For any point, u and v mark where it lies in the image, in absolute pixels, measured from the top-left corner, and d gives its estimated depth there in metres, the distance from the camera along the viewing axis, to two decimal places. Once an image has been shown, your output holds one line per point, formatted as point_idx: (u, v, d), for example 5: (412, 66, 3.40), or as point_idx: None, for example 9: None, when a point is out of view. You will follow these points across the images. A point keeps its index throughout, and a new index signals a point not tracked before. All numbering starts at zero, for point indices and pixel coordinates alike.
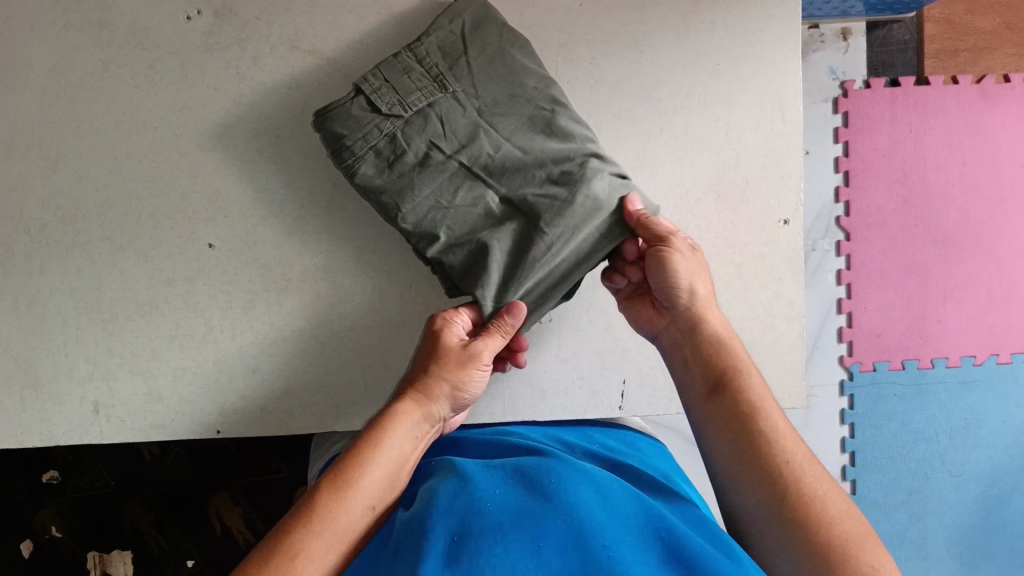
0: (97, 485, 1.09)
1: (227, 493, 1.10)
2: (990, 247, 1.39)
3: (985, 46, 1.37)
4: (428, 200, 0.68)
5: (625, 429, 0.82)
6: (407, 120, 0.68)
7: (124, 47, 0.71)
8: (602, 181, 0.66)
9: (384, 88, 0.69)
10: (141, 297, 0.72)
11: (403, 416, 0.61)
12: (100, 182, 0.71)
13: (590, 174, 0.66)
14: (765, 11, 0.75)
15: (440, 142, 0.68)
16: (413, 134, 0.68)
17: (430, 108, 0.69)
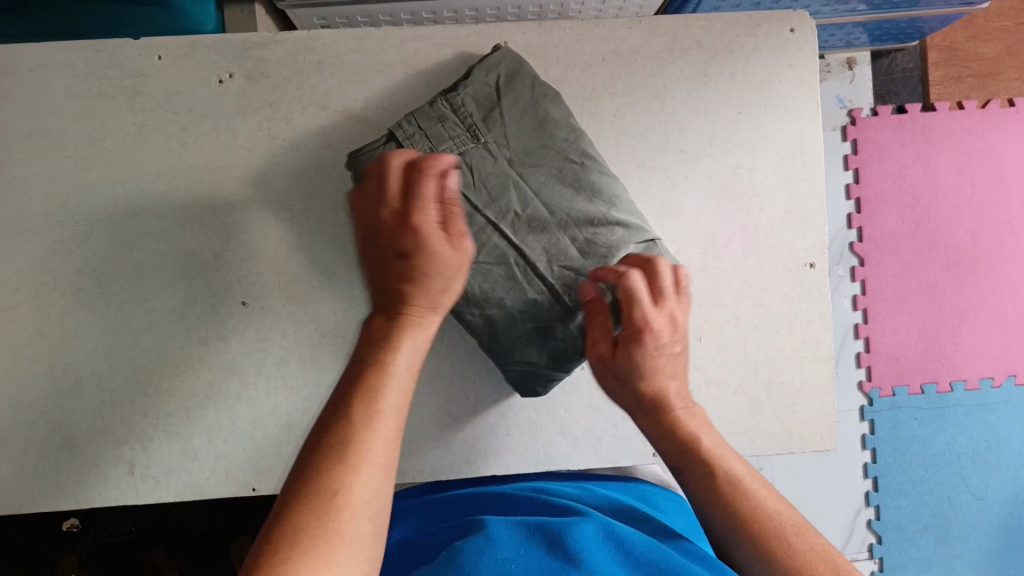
0: (117, 533, 1.08)
1: (248, 535, 1.08)
2: (1003, 269, 1.41)
3: (988, 71, 1.40)
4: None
5: (642, 484, 0.81)
6: None
7: (158, 111, 0.72)
8: (626, 257, 0.71)
9: (418, 133, 0.70)
10: (177, 358, 0.73)
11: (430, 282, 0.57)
12: (135, 245, 0.72)
13: (613, 246, 0.70)
14: (783, 59, 0.77)
15: (469, 191, 0.70)
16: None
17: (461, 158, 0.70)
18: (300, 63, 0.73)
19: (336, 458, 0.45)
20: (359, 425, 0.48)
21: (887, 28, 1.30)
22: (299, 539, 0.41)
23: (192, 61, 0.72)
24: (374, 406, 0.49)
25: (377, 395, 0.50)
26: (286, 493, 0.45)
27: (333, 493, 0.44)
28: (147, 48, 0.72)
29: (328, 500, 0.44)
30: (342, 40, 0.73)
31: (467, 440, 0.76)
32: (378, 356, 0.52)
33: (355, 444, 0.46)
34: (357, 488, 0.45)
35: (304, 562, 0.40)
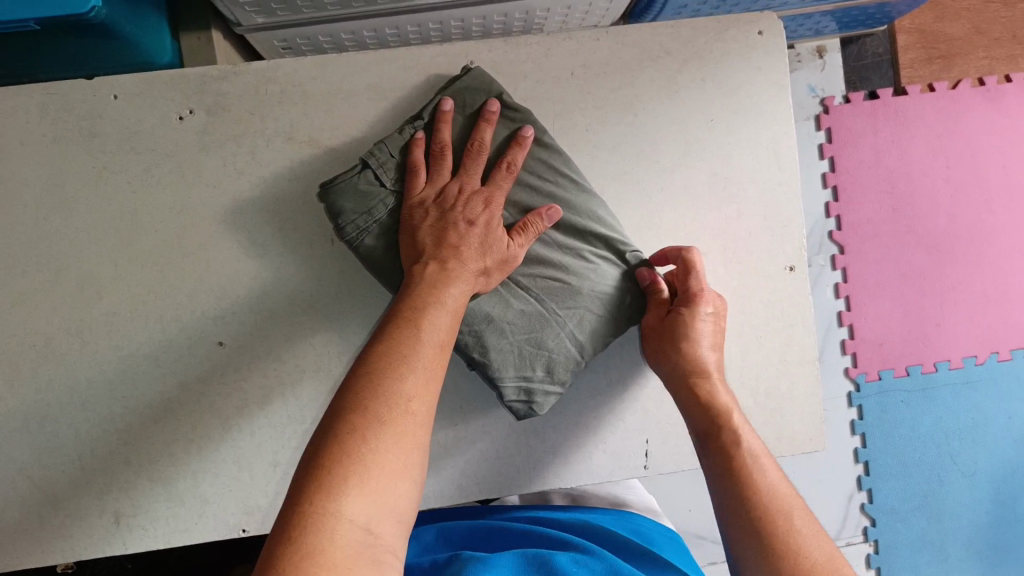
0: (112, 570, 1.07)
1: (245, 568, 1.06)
2: (982, 248, 1.41)
3: (958, 52, 1.40)
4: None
5: (628, 512, 0.82)
6: None
7: (120, 153, 0.71)
8: (606, 267, 0.72)
9: (390, 162, 0.70)
10: (156, 403, 0.71)
11: (479, 239, 0.65)
12: (105, 291, 0.71)
13: (595, 254, 0.72)
14: (752, 63, 0.76)
15: None
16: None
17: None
18: (263, 95, 0.71)
19: (395, 367, 0.54)
20: (412, 333, 0.57)
21: (854, 15, 1.30)
22: (370, 430, 0.50)
23: (151, 99, 0.71)
24: (426, 328, 0.58)
25: (426, 324, 0.58)
26: (345, 396, 0.52)
27: (399, 399, 0.52)
28: (103, 88, 0.70)
29: (390, 403, 0.52)
30: (304, 68, 0.72)
31: (458, 467, 0.75)
32: (427, 290, 0.61)
33: (407, 358, 0.55)
34: (406, 384, 0.53)
35: (371, 445, 0.49)
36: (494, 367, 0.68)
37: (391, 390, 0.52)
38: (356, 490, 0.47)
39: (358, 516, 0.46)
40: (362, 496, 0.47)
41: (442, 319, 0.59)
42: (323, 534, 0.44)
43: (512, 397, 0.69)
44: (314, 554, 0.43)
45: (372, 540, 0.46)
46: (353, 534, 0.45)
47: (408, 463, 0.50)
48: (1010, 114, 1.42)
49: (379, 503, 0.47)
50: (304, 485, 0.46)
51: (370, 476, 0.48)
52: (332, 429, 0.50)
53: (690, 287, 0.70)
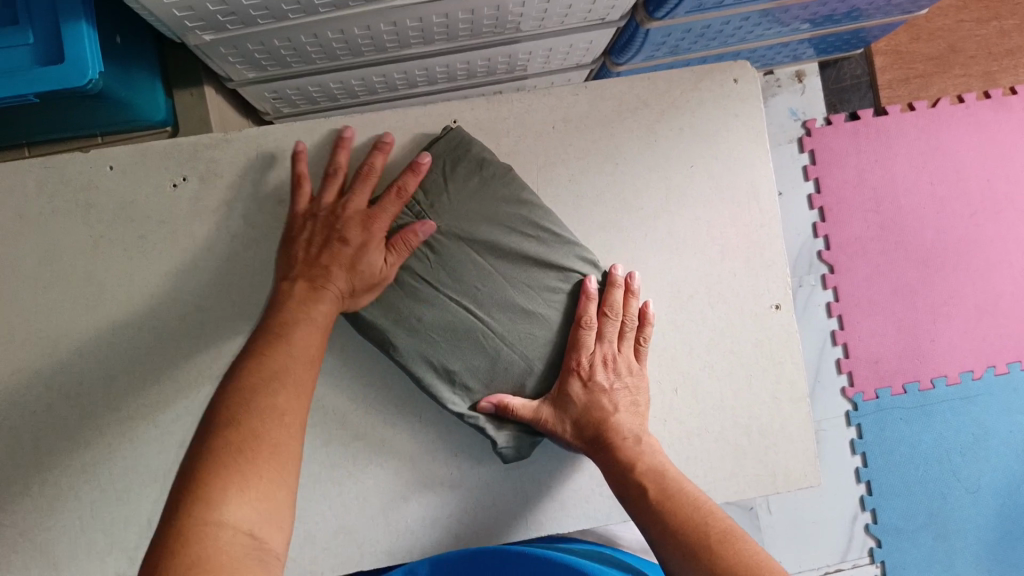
0: None
1: None
2: (971, 264, 1.44)
3: (935, 71, 1.43)
4: (420, 330, 0.71)
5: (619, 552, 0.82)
6: None
7: (114, 220, 0.72)
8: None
9: None
10: (154, 464, 0.72)
11: (350, 262, 0.68)
12: (102, 356, 0.72)
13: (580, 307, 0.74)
14: (729, 109, 0.78)
15: (429, 276, 0.72)
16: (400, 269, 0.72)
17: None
18: (252, 159, 0.73)
19: (266, 383, 0.59)
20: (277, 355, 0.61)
21: (830, 42, 1.34)
22: (250, 447, 0.55)
23: (144, 167, 0.72)
24: (293, 346, 0.63)
25: (293, 342, 0.63)
26: (222, 413, 0.57)
27: (272, 413, 0.57)
28: (97, 158, 0.72)
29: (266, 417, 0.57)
30: (293, 131, 0.74)
31: (454, 515, 0.76)
32: (292, 310, 0.65)
33: (279, 378, 0.60)
34: (275, 399, 0.58)
35: (251, 459, 0.54)
36: (485, 426, 0.71)
37: (267, 404, 0.58)
38: (236, 498, 0.51)
39: (239, 522, 0.51)
40: (241, 504, 0.51)
41: (309, 336, 0.64)
42: (207, 541, 0.48)
43: (504, 448, 0.72)
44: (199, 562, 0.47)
45: (254, 545, 0.50)
46: (234, 539, 0.49)
47: (281, 474, 0.55)
48: (992, 129, 1.45)
49: (259, 511, 0.52)
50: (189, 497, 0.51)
51: (247, 484, 0.52)
52: (211, 444, 0.55)
53: (566, 363, 0.72)
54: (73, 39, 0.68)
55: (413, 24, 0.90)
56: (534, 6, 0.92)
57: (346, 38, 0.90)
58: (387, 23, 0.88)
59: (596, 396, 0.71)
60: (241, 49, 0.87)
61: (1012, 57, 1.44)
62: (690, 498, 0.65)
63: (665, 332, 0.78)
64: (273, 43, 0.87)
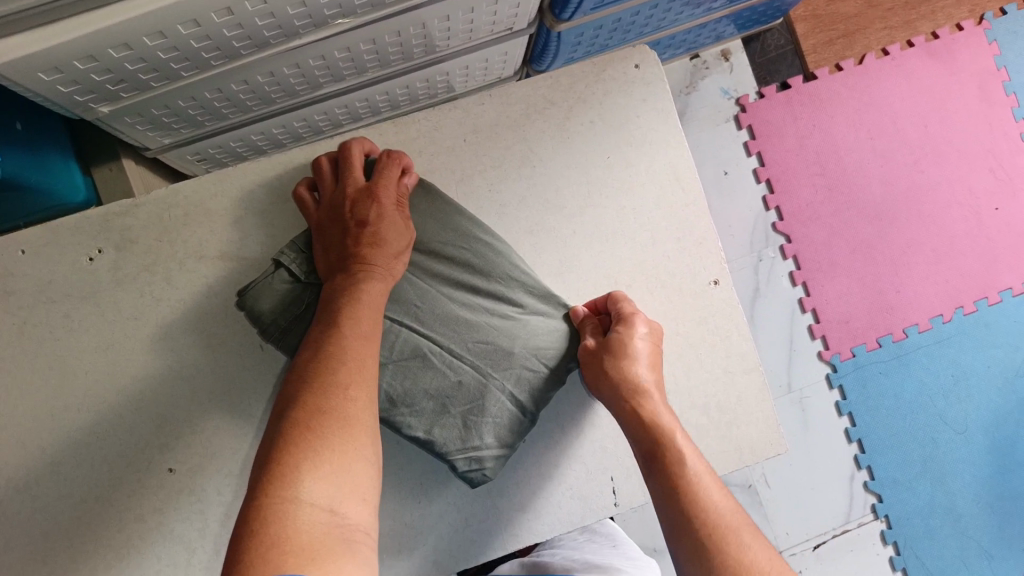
0: None
1: None
2: (921, 210, 1.45)
3: (856, 29, 1.45)
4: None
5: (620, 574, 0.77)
6: None
7: (38, 304, 0.71)
8: (536, 321, 0.74)
9: (301, 256, 0.71)
10: (115, 543, 0.70)
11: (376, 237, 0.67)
12: (45, 443, 0.71)
13: (523, 312, 0.74)
14: (636, 95, 0.79)
15: None
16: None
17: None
18: (169, 221, 0.73)
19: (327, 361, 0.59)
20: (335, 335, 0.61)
21: (747, 16, 1.35)
22: (305, 456, 0.52)
23: (61, 246, 0.72)
24: (347, 324, 0.62)
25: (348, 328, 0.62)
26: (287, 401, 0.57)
27: (338, 388, 0.57)
28: (11, 245, 0.72)
29: (317, 421, 0.54)
30: (205, 188, 0.74)
31: (429, 543, 0.74)
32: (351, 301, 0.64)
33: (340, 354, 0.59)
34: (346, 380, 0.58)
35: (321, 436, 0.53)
36: (441, 445, 0.69)
37: (317, 406, 0.55)
38: (310, 476, 0.51)
39: (308, 537, 0.47)
40: (319, 479, 0.51)
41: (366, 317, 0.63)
42: (286, 521, 0.48)
43: (465, 468, 0.69)
44: (281, 541, 0.47)
45: (335, 520, 0.50)
46: (314, 513, 0.49)
47: (360, 448, 0.55)
48: (920, 75, 1.46)
49: (337, 487, 0.52)
50: (249, 513, 0.48)
51: (305, 495, 0.50)
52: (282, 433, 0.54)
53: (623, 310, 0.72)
54: None
55: (318, 63, 0.90)
56: (438, 26, 0.92)
57: (253, 87, 0.90)
58: (291, 66, 0.88)
59: (639, 346, 0.70)
60: (149, 115, 0.87)
61: (929, 3, 1.46)
62: (715, 509, 0.62)
63: None
64: (180, 104, 0.86)
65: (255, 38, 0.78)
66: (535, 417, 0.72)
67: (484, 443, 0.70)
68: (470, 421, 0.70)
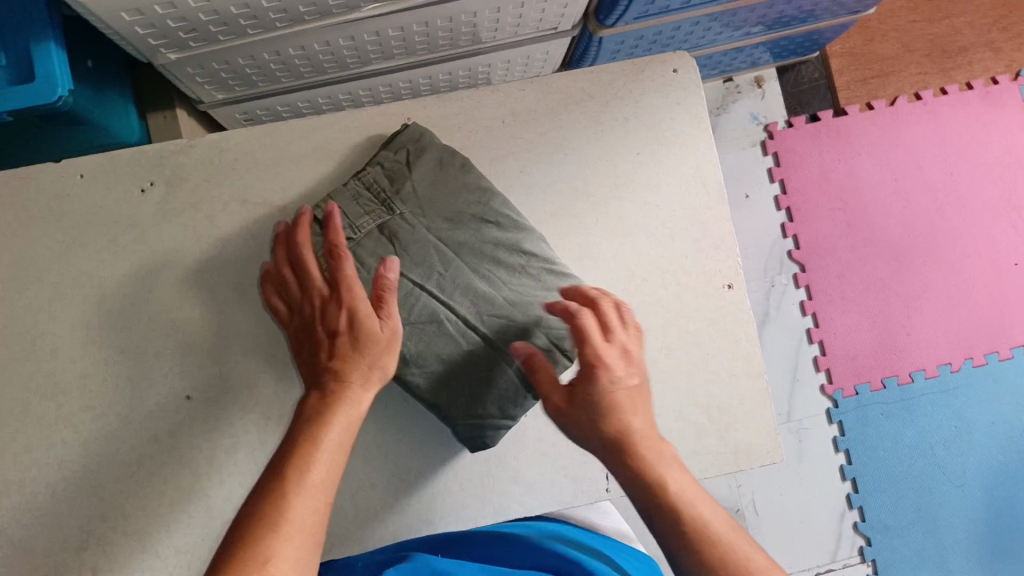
0: None
1: None
2: (938, 256, 1.47)
3: (891, 70, 1.48)
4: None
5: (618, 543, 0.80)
6: (359, 242, 0.75)
7: (86, 226, 0.76)
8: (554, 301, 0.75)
9: None
10: (129, 458, 0.74)
11: (350, 339, 0.67)
12: (76, 357, 0.75)
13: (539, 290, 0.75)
14: (671, 98, 0.82)
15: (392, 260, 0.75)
16: (367, 255, 0.75)
17: (379, 229, 0.75)
18: (216, 163, 0.77)
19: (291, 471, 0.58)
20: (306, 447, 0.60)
21: (784, 45, 1.39)
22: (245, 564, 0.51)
23: (114, 175, 0.76)
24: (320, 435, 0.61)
25: (317, 437, 0.61)
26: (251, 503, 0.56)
27: (297, 490, 0.56)
28: (68, 169, 0.76)
29: (267, 527, 0.53)
30: (254, 136, 0.78)
31: (423, 501, 0.78)
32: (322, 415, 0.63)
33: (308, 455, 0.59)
34: (306, 494, 0.56)
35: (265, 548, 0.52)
36: (446, 409, 0.73)
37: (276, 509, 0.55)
38: None
39: None
40: None
41: (335, 427, 0.62)
42: None
43: (465, 433, 0.73)
44: None
45: None
46: None
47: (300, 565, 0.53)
48: (950, 123, 1.49)
49: None
50: None
51: None
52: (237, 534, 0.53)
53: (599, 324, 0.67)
54: (42, 58, 0.73)
55: (371, 38, 0.94)
56: (488, 16, 0.97)
57: (307, 55, 0.95)
58: (345, 38, 0.92)
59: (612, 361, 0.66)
60: (208, 69, 0.92)
61: (966, 53, 1.49)
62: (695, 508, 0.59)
63: None
64: (238, 62, 0.91)
65: (318, 5, 0.82)
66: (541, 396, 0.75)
67: (487, 413, 0.73)
68: (476, 389, 0.73)
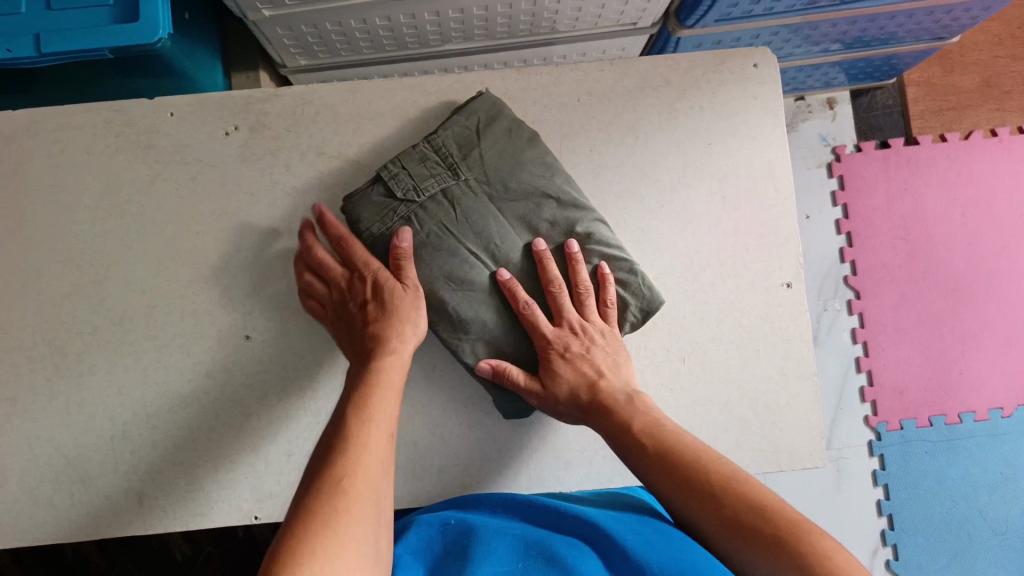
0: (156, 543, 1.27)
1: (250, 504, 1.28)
2: (1000, 297, 1.43)
3: (968, 104, 1.45)
4: (436, 281, 0.74)
5: None
6: (422, 205, 0.75)
7: (169, 163, 0.79)
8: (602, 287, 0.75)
9: (401, 173, 0.75)
10: (185, 391, 0.76)
11: (388, 314, 0.71)
12: (145, 288, 0.77)
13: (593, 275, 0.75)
14: (749, 92, 0.82)
15: (452, 226, 0.75)
16: (428, 218, 0.75)
17: (442, 194, 0.75)
18: (298, 114, 0.79)
19: (342, 457, 0.58)
20: (355, 433, 0.61)
21: (862, 67, 1.37)
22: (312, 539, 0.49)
23: (201, 116, 0.79)
24: (370, 420, 0.62)
25: (368, 408, 0.63)
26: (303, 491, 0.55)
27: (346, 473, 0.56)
28: (159, 106, 0.79)
29: (325, 507, 0.53)
30: (337, 92, 0.80)
31: (461, 465, 0.78)
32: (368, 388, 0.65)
33: (355, 444, 0.59)
34: (358, 477, 0.56)
35: (329, 525, 0.51)
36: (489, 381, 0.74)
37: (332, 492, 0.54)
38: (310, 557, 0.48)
39: None
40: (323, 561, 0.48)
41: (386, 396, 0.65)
42: None
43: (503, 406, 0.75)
44: None
45: None
46: None
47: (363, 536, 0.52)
48: None
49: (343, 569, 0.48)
50: None
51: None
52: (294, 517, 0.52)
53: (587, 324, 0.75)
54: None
55: (455, 15, 0.96)
56: (570, 4, 0.97)
57: (390, 26, 0.97)
58: (429, 12, 0.94)
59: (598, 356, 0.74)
60: (295, 31, 0.94)
61: None
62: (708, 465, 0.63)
63: (679, 303, 0.80)
64: (324, 26, 0.94)
65: None
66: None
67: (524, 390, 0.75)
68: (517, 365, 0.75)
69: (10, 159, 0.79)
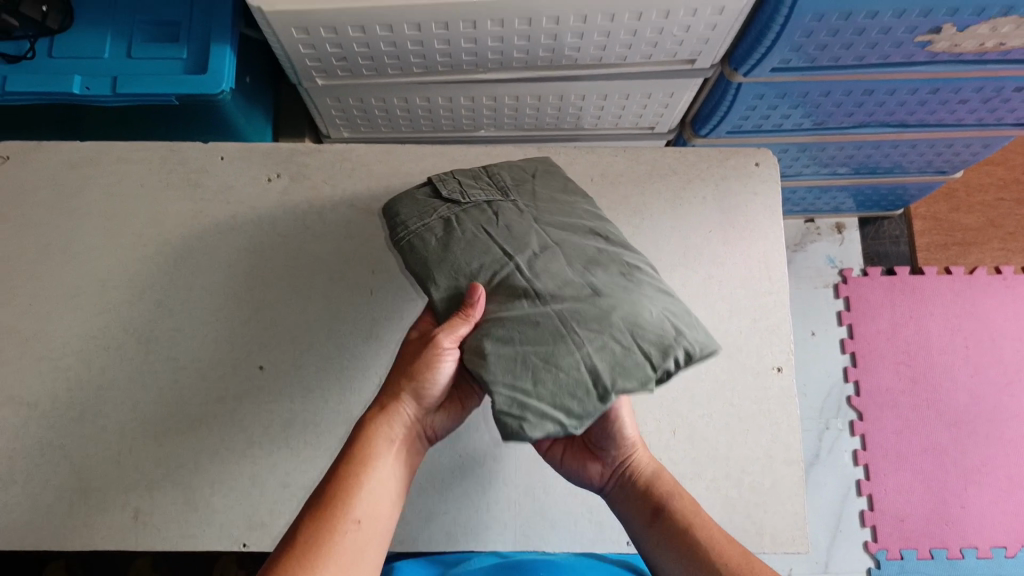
0: None
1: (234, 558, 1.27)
2: (1003, 431, 1.43)
3: (973, 241, 1.51)
4: (462, 271, 0.70)
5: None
6: (465, 208, 0.75)
7: (214, 201, 0.86)
8: (648, 308, 0.67)
9: (452, 183, 0.77)
10: (194, 413, 0.80)
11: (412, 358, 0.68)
12: (174, 312, 0.83)
13: (635, 297, 0.68)
14: (750, 188, 0.89)
15: (491, 229, 0.72)
16: (468, 220, 0.73)
17: (487, 204, 0.75)
18: (336, 170, 0.88)
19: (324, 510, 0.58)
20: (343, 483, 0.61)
21: (869, 194, 1.45)
22: None
23: (248, 163, 0.87)
24: (363, 472, 0.62)
25: (363, 458, 0.63)
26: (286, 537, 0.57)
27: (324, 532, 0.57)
28: (213, 151, 0.88)
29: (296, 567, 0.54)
30: (373, 153, 0.88)
31: (447, 513, 0.78)
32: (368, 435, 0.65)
33: (343, 497, 0.60)
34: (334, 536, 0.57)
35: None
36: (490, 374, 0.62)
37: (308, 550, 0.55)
38: None
39: None
40: None
41: (386, 449, 0.65)
42: None
43: (502, 407, 0.61)
44: None
45: None
46: None
47: None
48: None
49: None
50: None
51: None
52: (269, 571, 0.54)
53: None
54: (217, 57, 0.85)
55: (488, 103, 1.06)
56: (594, 102, 1.06)
57: (429, 107, 1.06)
58: (466, 98, 1.04)
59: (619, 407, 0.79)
60: (343, 103, 1.04)
61: None
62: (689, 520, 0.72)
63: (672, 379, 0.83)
64: (370, 101, 1.04)
65: (451, 58, 0.94)
66: (606, 398, 0.62)
67: (534, 394, 0.62)
68: (535, 364, 0.63)
69: (72, 187, 0.86)
